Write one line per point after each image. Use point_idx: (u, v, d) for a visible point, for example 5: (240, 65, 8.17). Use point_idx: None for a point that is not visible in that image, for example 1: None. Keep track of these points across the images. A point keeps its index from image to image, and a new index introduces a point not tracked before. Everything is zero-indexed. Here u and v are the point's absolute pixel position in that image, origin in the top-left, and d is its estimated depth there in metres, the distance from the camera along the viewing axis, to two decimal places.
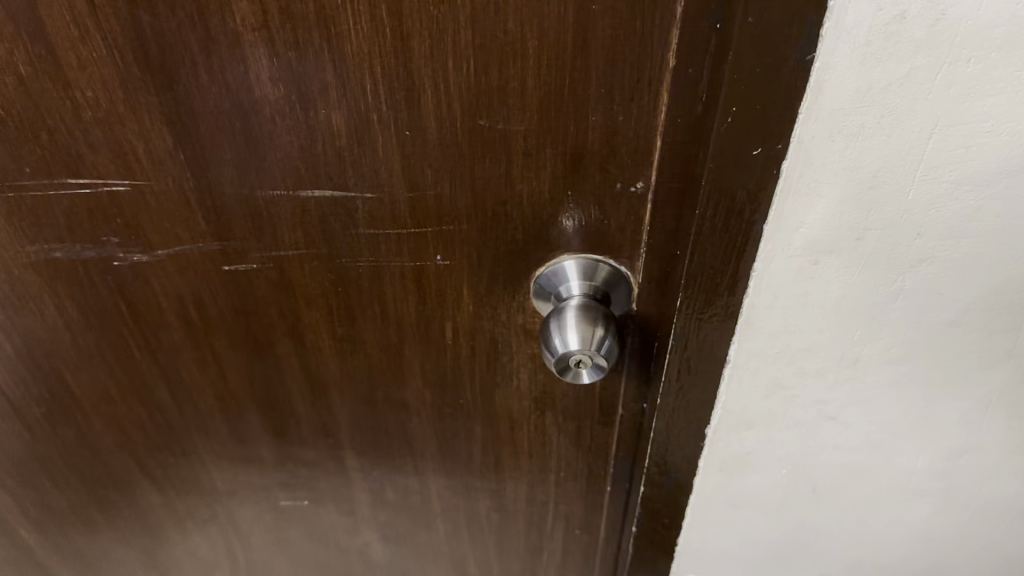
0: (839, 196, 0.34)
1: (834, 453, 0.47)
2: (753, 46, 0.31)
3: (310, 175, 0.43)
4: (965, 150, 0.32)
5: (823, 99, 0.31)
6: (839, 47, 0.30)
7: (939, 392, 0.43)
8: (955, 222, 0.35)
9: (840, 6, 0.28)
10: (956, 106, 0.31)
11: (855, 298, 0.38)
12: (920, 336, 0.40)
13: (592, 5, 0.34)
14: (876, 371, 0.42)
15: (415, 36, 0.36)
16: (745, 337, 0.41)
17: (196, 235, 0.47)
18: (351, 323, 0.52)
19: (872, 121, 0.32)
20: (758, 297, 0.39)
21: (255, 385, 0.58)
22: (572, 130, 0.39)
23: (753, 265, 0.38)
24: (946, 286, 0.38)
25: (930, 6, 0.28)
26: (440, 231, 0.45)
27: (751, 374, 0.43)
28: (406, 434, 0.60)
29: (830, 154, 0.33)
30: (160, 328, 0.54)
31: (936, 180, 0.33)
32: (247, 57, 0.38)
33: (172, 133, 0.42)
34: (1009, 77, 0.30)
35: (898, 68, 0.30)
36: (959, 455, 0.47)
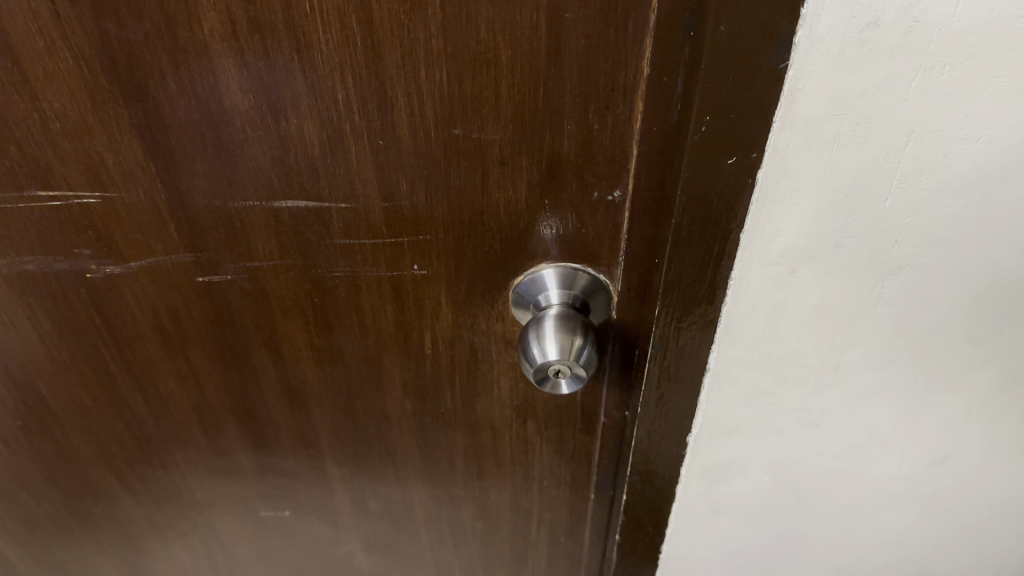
0: (816, 204, 0.34)
1: (817, 459, 0.47)
2: (727, 55, 0.31)
3: (283, 185, 0.42)
4: (942, 158, 0.32)
5: (797, 107, 0.31)
6: (812, 55, 0.29)
7: (920, 398, 0.43)
8: (933, 230, 0.35)
9: (812, 14, 0.28)
10: (933, 113, 0.31)
11: (834, 306, 0.38)
12: (900, 343, 0.40)
13: (566, 14, 0.34)
14: (857, 378, 0.42)
15: (385, 45, 0.36)
16: (724, 345, 0.41)
17: (169, 247, 0.47)
18: (329, 334, 0.51)
19: (847, 129, 0.31)
20: (736, 305, 0.39)
21: (233, 397, 0.57)
22: (548, 138, 0.38)
23: (731, 273, 0.37)
24: (925, 293, 0.37)
25: (903, 13, 0.28)
26: (417, 241, 0.44)
27: (731, 382, 0.43)
28: (387, 444, 0.59)
29: (806, 162, 0.33)
30: (136, 340, 0.53)
31: (913, 188, 0.33)
32: (216, 68, 0.38)
33: (142, 145, 0.41)
34: (985, 84, 0.30)
35: (873, 75, 0.29)
36: (942, 461, 0.47)
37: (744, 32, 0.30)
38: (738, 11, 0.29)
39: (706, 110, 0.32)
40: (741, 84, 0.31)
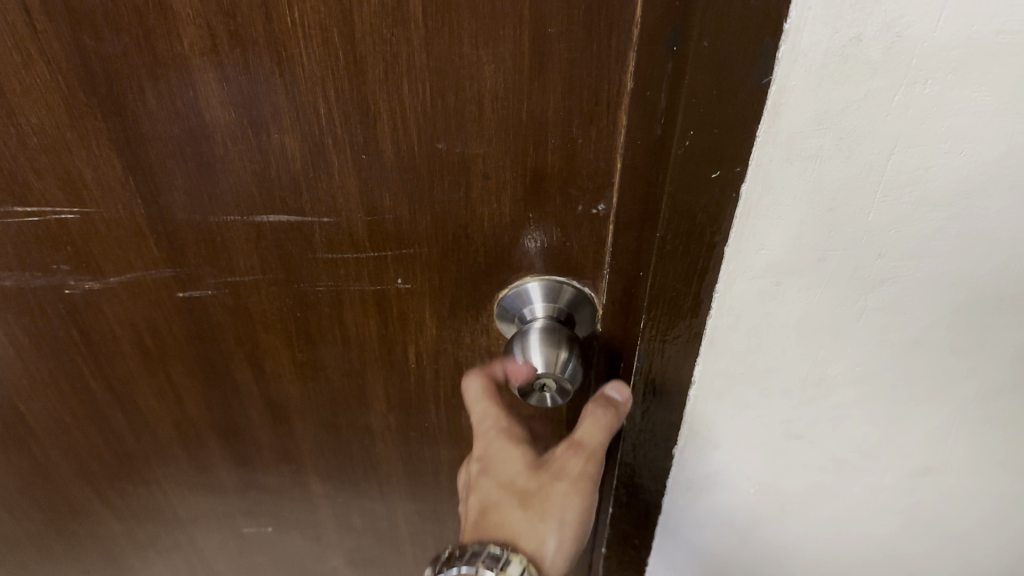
0: (799, 217, 0.34)
1: (802, 471, 0.47)
2: (708, 73, 0.30)
3: (264, 199, 0.42)
4: (924, 172, 0.32)
5: (780, 121, 0.31)
6: (795, 70, 0.29)
7: (905, 410, 0.43)
8: (916, 243, 0.34)
9: (794, 30, 0.28)
10: (915, 127, 0.30)
11: (818, 319, 0.38)
12: (883, 355, 0.40)
13: (549, 29, 0.34)
14: (842, 390, 0.42)
15: (368, 59, 0.35)
16: (709, 358, 0.41)
17: (149, 261, 0.46)
18: (312, 349, 0.51)
19: (830, 143, 0.31)
20: (721, 318, 0.39)
21: (214, 414, 0.56)
22: (532, 151, 0.38)
23: (716, 286, 0.37)
24: (909, 307, 0.37)
25: (885, 28, 0.28)
26: (400, 254, 0.44)
27: (716, 395, 0.43)
28: (372, 459, 0.59)
29: (789, 177, 0.32)
30: (115, 356, 0.52)
31: (896, 202, 0.33)
32: (196, 81, 0.37)
33: (121, 159, 0.41)
34: (966, 98, 0.29)
35: (856, 90, 0.29)
36: (926, 472, 0.47)
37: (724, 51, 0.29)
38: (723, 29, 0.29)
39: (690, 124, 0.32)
40: (724, 98, 0.31)
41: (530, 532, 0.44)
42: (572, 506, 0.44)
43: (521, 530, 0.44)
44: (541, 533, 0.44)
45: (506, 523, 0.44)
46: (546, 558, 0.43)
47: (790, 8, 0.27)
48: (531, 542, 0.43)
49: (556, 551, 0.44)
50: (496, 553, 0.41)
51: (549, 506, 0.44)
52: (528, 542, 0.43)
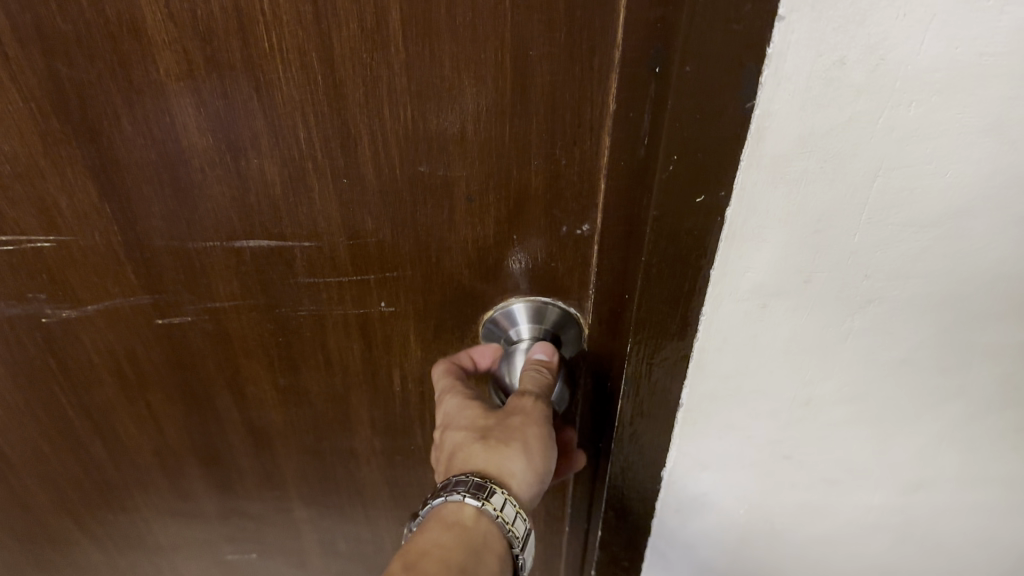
0: (784, 240, 0.33)
1: (791, 491, 0.47)
2: (691, 94, 0.30)
3: (244, 224, 0.41)
4: (908, 193, 0.31)
5: (763, 146, 0.30)
6: (779, 93, 0.28)
7: (893, 430, 0.43)
8: (902, 264, 0.34)
9: (777, 55, 0.27)
10: (900, 149, 0.30)
11: (804, 339, 0.37)
12: (870, 375, 0.39)
13: (530, 52, 0.34)
14: (830, 410, 0.41)
15: (347, 83, 0.35)
16: (696, 380, 0.40)
17: (126, 289, 0.45)
18: (294, 374, 0.50)
19: (814, 166, 0.30)
20: (707, 340, 0.38)
21: (195, 441, 0.55)
22: (515, 173, 0.38)
23: (702, 310, 0.37)
24: (895, 326, 0.37)
25: (869, 51, 0.27)
26: (384, 278, 0.44)
27: (704, 416, 0.42)
28: (356, 483, 0.58)
29: (774, 200, 0.32)
30: (93, 385, 0.51)
31: (882, 223, 0.32)
32: (173, 107, 0.37)
33: (97, 186, 0.40)
34: (951, 119, 0.29)
35: (840, 113, 0.29)
36: (914, 491, 0.47)
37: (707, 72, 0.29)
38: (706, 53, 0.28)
39: (673, 147, 0.31)
40: (708, 120, 0.30)
41: (493, 460, 0.41)
42: (533, 429, 0.42)
43: (486, 461, 0.41)
44: (505, 459, 0.41)
45: (471, 458, 0.42)
46: (513, 483, 0.41)
47: (772, 31, 0.27)
48: (496, 470, 0.41)
49: (523, 476, 0.42)
50: (465, 479, 0.40)
51: (509, 434, 0.42)
52: (495, 468, 0.41)
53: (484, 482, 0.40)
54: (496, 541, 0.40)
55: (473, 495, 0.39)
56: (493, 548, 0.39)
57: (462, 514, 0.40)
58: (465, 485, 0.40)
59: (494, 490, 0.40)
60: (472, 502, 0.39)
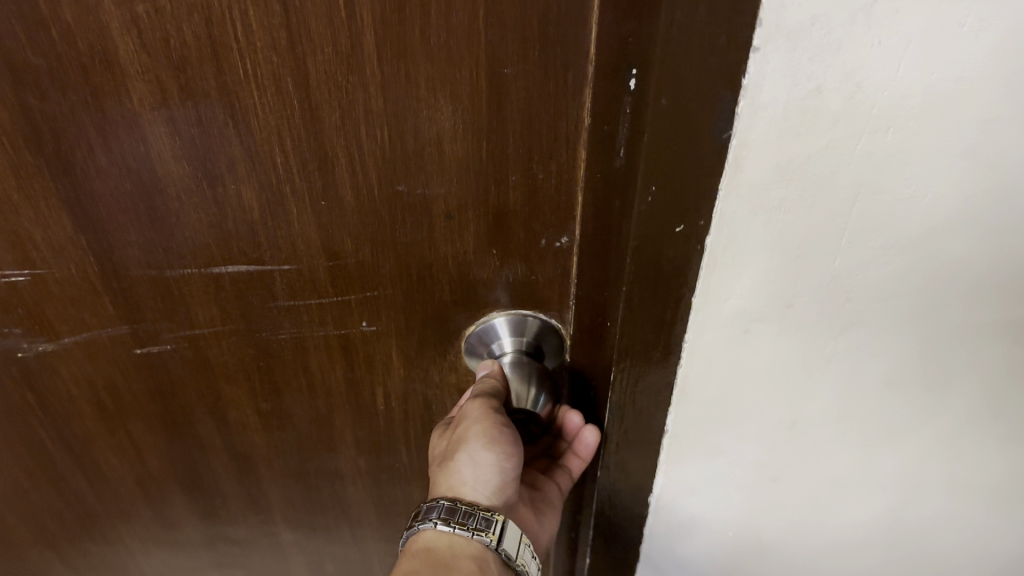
0: (765, 266, 0.33)
1: (780, 511, 0.47)
2: (669, 127, 0.29)
3: (222, 250, 0.41)
4: (888, 216, 0.31)
5: (741, 174, 0.30)
6: (755, 123, 0.28)
7: (881, 450, 0.43)
8: (883, 286, 0.34)
9: (754, 85, 0.27)
10: (878, 175, 0.30)
11: (787, 361, 0.37)
12: (855, 395, 0.39)
13: (504, 70, 0.34)
14: (817, 432, 0.41)
15: (323, 106, 0.35)
16: (681, 406, 0.40)
17: (104, 320, 0.45)
18: (277, 398, 0.50)
19: (793, 192, 0.30)
20: (691, 365, 0.38)
21: (178, 469, 0.55)
22: (493, 190, 0.38)
23: (685, 335, 0.36)
24: (879, 347, 0.37)
25: (845, 79, 0.27)
26: (365, 297, 0.44)
27: (690, 440, 0.43)
28: (343, 504, 0.58)
29: (754, 228, 0.31)
30: (72, 418, 0.51)
31: (863, 248, 0.32)
32: (147, 135, 0.36)
33: (71, 218, 0.40)
34: (929, 144, 0.29)
35: (818, 140, 0.28)
36: (905, 507, 0.47)
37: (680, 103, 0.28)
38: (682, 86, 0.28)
39: (652, 178, 0.31)
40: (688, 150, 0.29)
41: (447, 477, 0.46)
42: (475, 431, 0.44)
43: (444, 480, 0.46)
44: (454, 473, 0.46)
45: (438, 480, 0.47)
46: (469, 488, 0.46)
47: (748, 63, 0.26)
48: (452, 485, 0.46)
49: (477, 479, 0.46)
50: (426, 506, 0.46)
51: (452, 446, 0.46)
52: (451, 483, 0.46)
53: (436, 503, 0.45)
54: (467, 544, 0.44)
55: (425, 518, 0.45)
56: (462, 551, 0.44)
57: (426, 536, 0.45)
58: (420, 514, 0.45)
59: (445, 502, 0.45)
60: (426, 524, 0.45)
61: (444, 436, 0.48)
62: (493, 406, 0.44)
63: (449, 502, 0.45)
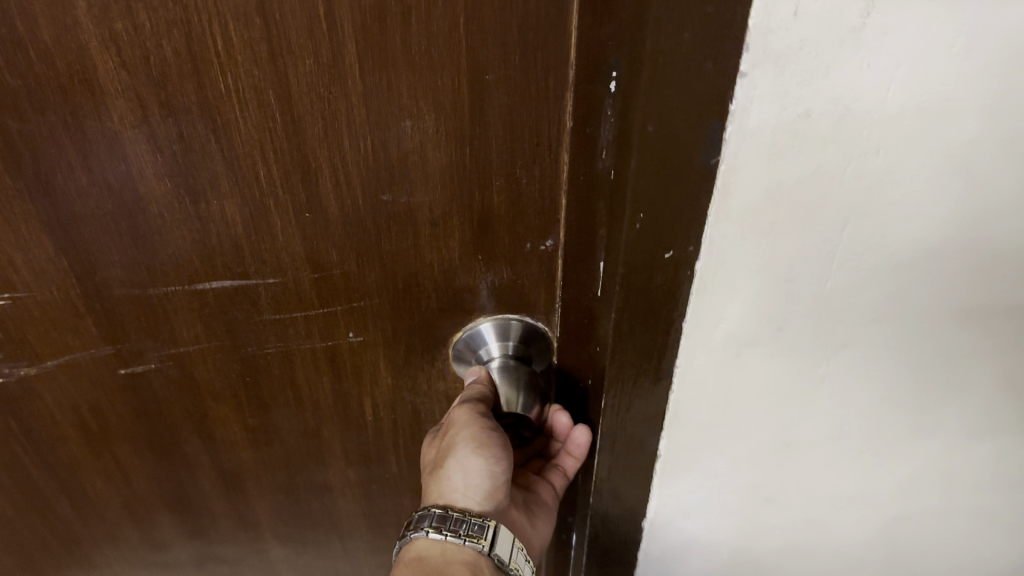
0: (756, 289, 0.33)
1: (776, 531, 0.48)
2: (655, 157, 0.29)
3: (205, 266, 0.41)
4: (881, 238, 0.32)
5: (732, 202, 0.30)
6: (743, 147, 0.28)
7: (874, 466, 0.44)
8: (875, 306, 0.35)
9: (742, 110, 0.27)
10: (869, 198, 0.30)
11: (780, 383, 0.38)
12: (849, 414, 0.40)
13: (486, 77, 0.34)
14: (810, 450, 0.42)
15: (306, 118, 0.35)
16: (674, 432, 0.41)
17: (87, 341, 0.44)
18: (264, 413, 0.50)
19: (783, 217, 0.31)
20: (683, 391, 0.39)
21: (165, 490, 0.54)
22: (477, 195, 0.38)
23: (676, 361, 0.37)
24: (871, 367, 0.38)
25: (834, 102, 0.27)
26: (351, 308, 0.44)
27: (682, 466, 0.43)
28: (333, 517, 0.58)
29: (745, 252, 0.32)
30: (55, 442, 0.50)
31: (854, 269, 0.33)
32: (128, 153, 0.36)
33: (52, 240, 0.39)
34: (918, 166, 0.29)
35: (807, 165, 0.29)
36: (897, 521, 0.48)
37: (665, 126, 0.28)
38: (665, 107, 0.28)
39: (638, 209, 0.31)
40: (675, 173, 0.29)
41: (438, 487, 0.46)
42: (463, 435, 0.44)
43: (436, 491, 0.46)
44: (444, 482, 0.46)
45: (430, 493, 0.47)
46: (461, 496, 0.46)
47: (735, 87, 0.27)
48: (444, 494, 0.46)
49: (468, 486, 0.46)
50: (418, 515, 0.45)
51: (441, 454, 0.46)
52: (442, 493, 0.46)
53: (427, 512, 0.45)
54: (459, 551, 0.44)
55: (416, 526, 0.45)
56: (455, 558, 0.44)
57: (419, 544, 0.45)
58: (413, 522, 0.45)
59: (437, 511, 0.45)
60: (418, 532, 0.45)
61: (434, 448, 0.48)
62: (480, 410, 0.44)
63: (441, 510, 0.45)
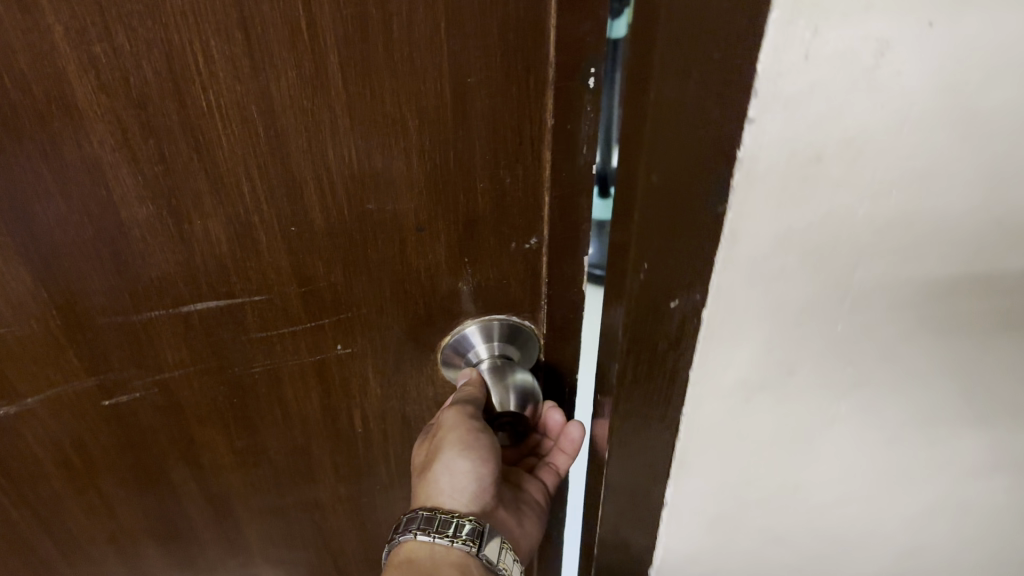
0: (766, 329, 0.35)
1: (787, 558, 0.51)
2: (658, 199, 0.30)
3: (190, 288, 0.41)
4: (888, 282, 0.33)
5: (740, 247, 0.32)
6: (752, 195, 0.30)
7: (883, 505, 0.45)
8: (885, 343, 0.36)
9: (750, 157, 0.29)
10: (879, 239, 0.32)
11: (788, 421, 0.40)
12: (857, 450, 0.42)
13: (468, 79, 0.35)
14: (819, 486, 0.44)
15: (289, 131, 0.35)
16: (682, 474, 0.44)
17: (68, 373, 0.43)
18: (252, 434, 0.49)
19: (792, 259, 0.32)
20: (692, 434, 0.41)
21: (151, 521, 0.53)
22: (462, 198, 0.39)
23: (685, 405, 0.39)
24: (881, 404, 0.39)
25: (844, 145, 0.28)
26: (339, 320, 0.44)
27: (691, 506, 0.46)
28: (323, 533, 0.58)
29: (754, 293, 0.34)
30: (37, 481, 0.49)
31: (864, 308, 0.34)
32: (109, 178, 0.36)
33: (31, 271, 0.39)
34: (927, 208, 0.30)
35: (814, 209, 0.30)
36: (906, 556, 0.49)
37: (679, 139, 0.28)
38: None
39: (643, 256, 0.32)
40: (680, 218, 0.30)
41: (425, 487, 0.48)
42: (451, 439, 0.45)
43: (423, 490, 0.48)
44: (431, 483, 0.47)
45: (418, 491, 0.49)
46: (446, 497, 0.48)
47: (744, 133, 0.28)
48: (431, 494, 0.48)
49: (453, 488, 0.47)
50: (406, 518, 0.47)
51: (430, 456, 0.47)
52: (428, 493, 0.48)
53: (415, 515, 0.47)
54: (447, 551, 0.46)
55: (404, 530, 0.47)
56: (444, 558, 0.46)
57: (406, 547, 0.47)
58: (400, 526, 0.47)
59: (423, 513, 0.47)
60: (405, 535, 0.46)
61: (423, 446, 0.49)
62: (468, 412, 0.45)
63: (427, 513, 0.47)
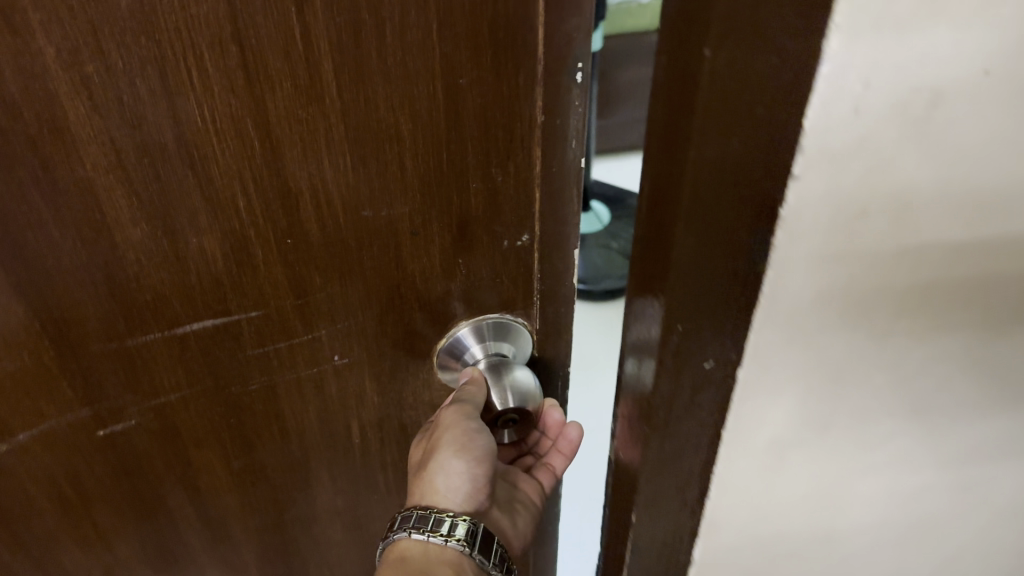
0: (800, 368, 0.36)
1: None
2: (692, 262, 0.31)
3: (185, 307, 0.40)
4: (914, 316, 0.35)
5: (780, 297, 0.33)
6: (794, 249, 0.31)
7: (902, 521, 0.47)
8: (909, 372, 0.37)
9: (793, 213, 0.30)
10: (909, 279, 0.33)
11: (816, 453, 0.41)
12: (881, 473, 0.43)
13: (460, 80, 0.35)
14: (846, 513, 0.46)
15: (284, 142, 0.35)
16: (715, 512, 0.45)
17: (61, 405, 0.43)
18: (249, 453, 0.49)
19: (830, 304, 0.33)
20: (725, 472, 0.42)
21: (148, 550, 0.53)
22: (455, 199, 0.39)
23: (720, 447, 0.40)
24: (903, 429, 0.41)
25: (884, 198, 0.30)
26: (335, 331, 0.44)
27: (723, 542, 0.47)
28: (321, 546, 0.58)
29: (792, 336, 0.35)
30: (29, 519, 0.48)
31: (892, 342, 0.36)
32: (103, 201, 0.35)
33: (23, 302, 0.38)
34: (954, 248, 0.32)
35: (852, 260, 0.32)
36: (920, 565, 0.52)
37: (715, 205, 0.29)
38: None
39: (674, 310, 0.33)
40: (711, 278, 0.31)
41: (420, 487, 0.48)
42: (448, 437, 0.46)
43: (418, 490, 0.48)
44: (427, 483, 0.48)
45: (412, 490, 0.49)
46: (441, 496, 0.48)
47: (788, 188, 0.29)
48: (425, 494, 0.48)
49: (448, 487, 0.48)
50: (399, 517, 0.48)
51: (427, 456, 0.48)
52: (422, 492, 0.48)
53: (408, 513, 0.47)
54: (441, 551, 0.46)
55: (398, 529, 0.47)
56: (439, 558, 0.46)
57: (400, 546, 0.47)
58: (393, 525, 0.47)
59: (417, 512, 0.47)
60: (399, 534, 0.47)
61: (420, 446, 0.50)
62: (466, 412, 0.45)
63: (421, 511, 0.47)
